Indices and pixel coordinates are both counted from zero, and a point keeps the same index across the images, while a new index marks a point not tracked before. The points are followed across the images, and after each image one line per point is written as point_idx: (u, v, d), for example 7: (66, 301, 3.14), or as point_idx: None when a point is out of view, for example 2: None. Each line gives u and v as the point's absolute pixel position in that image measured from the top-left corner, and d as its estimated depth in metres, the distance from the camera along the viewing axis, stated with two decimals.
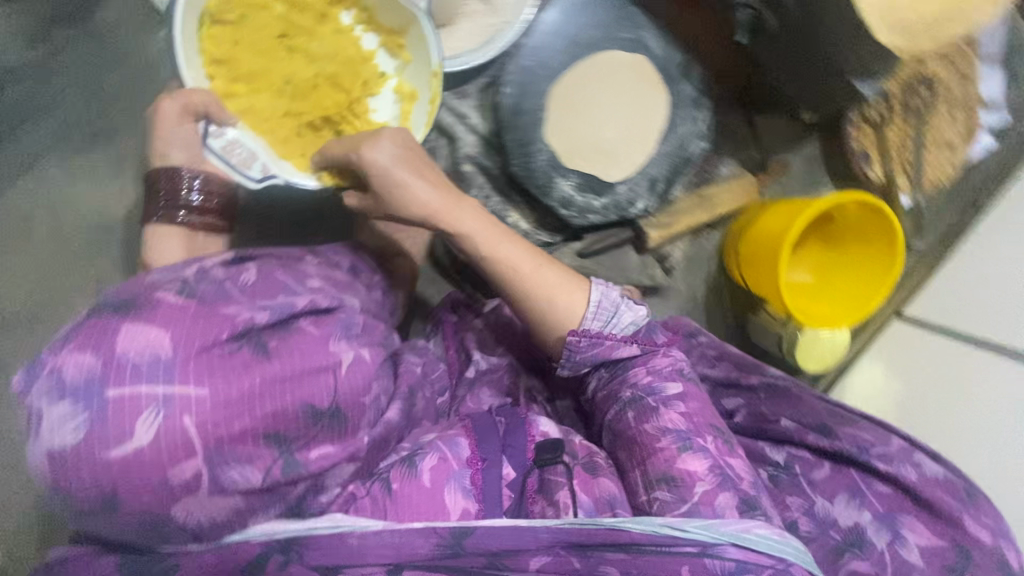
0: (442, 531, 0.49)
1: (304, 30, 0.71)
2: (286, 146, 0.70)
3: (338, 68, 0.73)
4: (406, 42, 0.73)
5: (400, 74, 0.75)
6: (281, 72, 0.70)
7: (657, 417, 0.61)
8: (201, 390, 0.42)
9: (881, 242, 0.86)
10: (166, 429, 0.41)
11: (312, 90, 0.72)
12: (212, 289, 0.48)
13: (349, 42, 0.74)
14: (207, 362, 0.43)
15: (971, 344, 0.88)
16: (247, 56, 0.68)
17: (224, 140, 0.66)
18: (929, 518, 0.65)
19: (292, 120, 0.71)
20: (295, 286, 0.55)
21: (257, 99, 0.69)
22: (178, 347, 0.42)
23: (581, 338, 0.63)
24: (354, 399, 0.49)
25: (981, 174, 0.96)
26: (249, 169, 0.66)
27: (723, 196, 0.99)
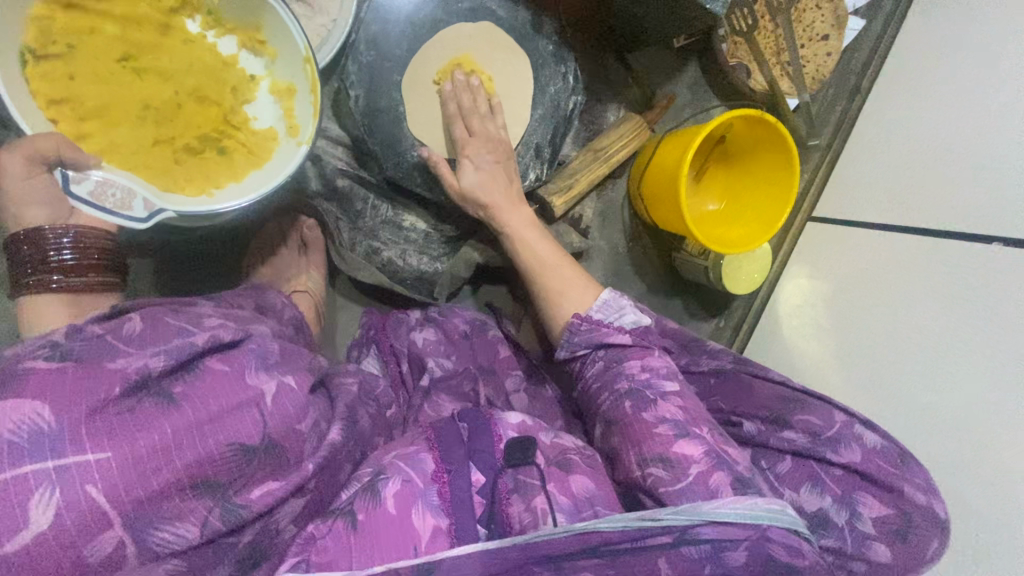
0: (403, 570, 0.45)
1: (143, 41, 0.59)
2: (171, 179, 0.60)
3: (199, 79, 0.62)
4: (267, 37, 0.63)
5: (272, 72, 0.65)
6: (134, 98, 0.59)
7: (655, 407, 0.63)
8: (103, 454, 0.34)
9: (782, 158, 0.99)
10: (67, 509, 0.33)
11: (179, 110, 0.61)
12: (91, 346, 0.38)
13: (204, 49, 0.63)
14: (101, 423, 0.35)
15: (887, 299, 0.93)
16: (90, 86, 0.57)
17: (92, 182, 0.54)
18: (876, 490, 0.68)
19: (165, 147, 0.60)
20: (194, 326, 0.43)
21: (116, 133, 0.58)
22: (60, 414, 0.33)
23: (581, 321, 0.72)
24: (289, 428, 0.42)
25: (851, 65, 1.13)
26: (132, 210, 0.54)
27: (614, 142, 1.05)
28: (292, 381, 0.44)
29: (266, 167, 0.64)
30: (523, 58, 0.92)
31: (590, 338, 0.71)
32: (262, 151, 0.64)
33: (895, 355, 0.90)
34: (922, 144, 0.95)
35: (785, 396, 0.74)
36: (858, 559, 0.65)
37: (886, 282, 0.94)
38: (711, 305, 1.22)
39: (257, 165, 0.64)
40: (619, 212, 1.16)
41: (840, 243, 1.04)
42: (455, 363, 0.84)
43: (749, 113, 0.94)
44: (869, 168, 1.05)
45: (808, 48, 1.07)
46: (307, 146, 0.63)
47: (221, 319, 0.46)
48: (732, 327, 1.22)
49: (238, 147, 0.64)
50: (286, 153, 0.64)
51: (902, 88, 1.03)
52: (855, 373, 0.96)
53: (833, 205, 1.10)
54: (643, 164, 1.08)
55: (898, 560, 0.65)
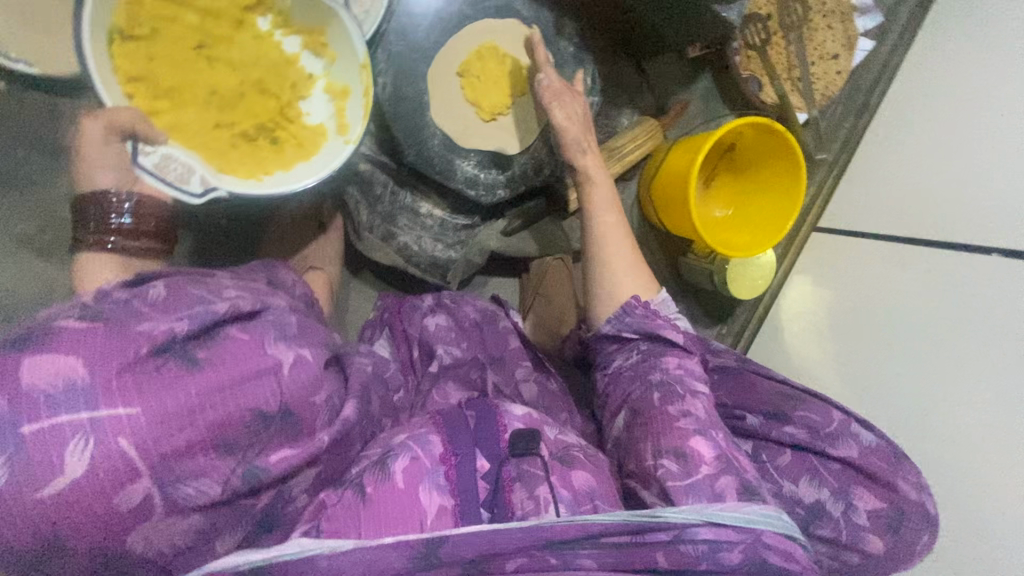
0: (414, 542, 0.45)
1: (218, 32, 0.62)
2: (225, 162, 0.62)
3: (263, 73, 0.64)
4: (330, 41, 0.64)
5: (330, 73, 0.66)
6: (204, 83, 0.61)
7: (682, 402, 0.64)
8: (133, 410, 0.35)
9: (789, 169, 1.01)
10: (101, 460, 0.34)
11: (241, 99, 0.63)
12: (120, 309, 0.39)
13: (271, 46, 0.64)
14: (131, 379, 0.35)
15: (887, 309, 0.94)
16: (167, 70, 0.59)
17: (158, 156, 0.57)
18: (871, 484, 0.69)
19: (225, 131, 0.62)
20: (213, 295, 0.43)
21: (184, 114, 0.60)
22: (94, 370, 0.35)
23: (638, 305, 0.73)
24: (305, 400, 0.43)
25: (868, 79, 1.14)
26: (188, 184, 0.57)
27: (627, 143, 1.06)
28: (308, 353, 0.44)
29: (312, 159, 0.65)
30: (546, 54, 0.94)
31: (642, 325, 0.72)
32: (310, 145, 0.66)
33: (890, 360, 0.92)
34: (923, 157, 0.97)
35: (787, 394, 0.75)
36: (851, 548, 0.67)
37: (887, 290, 0.95)
38: (712, 311, 1.22)
39: (305, 157, 0.65)
40: (627, 214, 1.18)
41: (840, 254, 1.06)
42: (464, 350, 0.85)
43: (759, 121, 0.95)
44: (875, 180, 1.06)
45: (818, 65, 1.08)
46: (354, 146, 0.64)
47: (241, 290, 0.47)
48: (734, 334, 1.22)
49: (289, 139, 0.65)
50: (332, 151, 0.65)
51: (908, 104, 1.05)
52: (852, 377, 0.97)
53: (836, 216, 1.11)
54: (654, 166, 1.09)
55: (887, 551, 0.67)
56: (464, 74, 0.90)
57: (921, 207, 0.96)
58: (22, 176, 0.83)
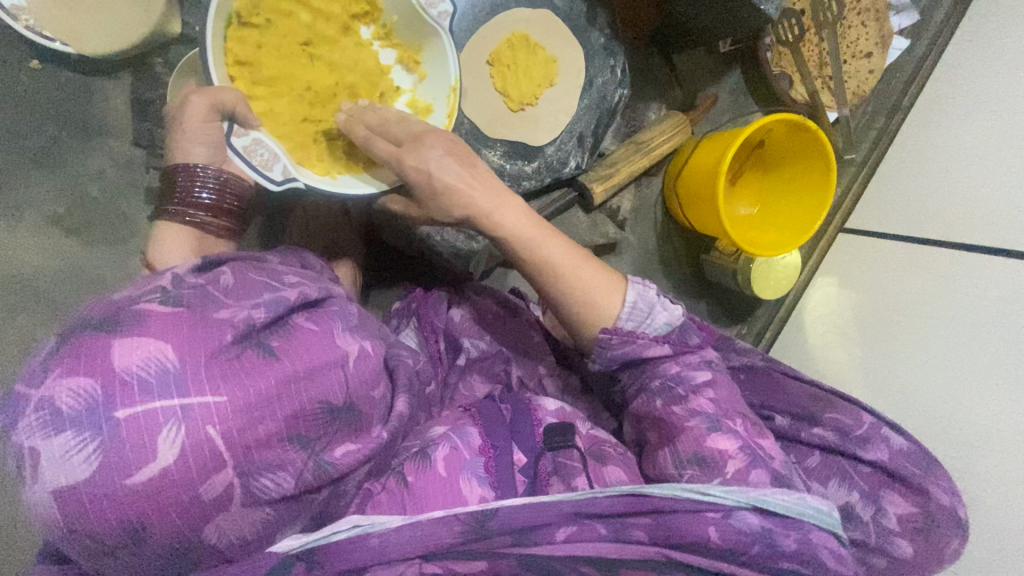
0: (463, 516, 0.44)
1: (324, 33, 0.61)
2: (307, 155, 0.61)
3: (357, 78, 0.63)
4: (426, 60, 0.67)
5: (416, 90, 0.68)
6: (302, 78, 0.61)
7: (687, 402, 0.63)
8: (219, 398, 0.34)
9: (822, 167, 0.99)
10: (190, 447, 0.34)
11: (331, 100, 0.62)
12: (197, 294, 0.38)
13: (369, 55, 0.65)
14: (215, 367, 0.35)
15: (918, 313, 0.94)
16: (271, 59, 0.58)
17: (249, 139, 0.56)
18: (903, 489, 0.69)
19: (311, 126, 0.62)
20: (278, 282, 0.43)
21: (276, 103, 0.59)
22: (183, 356, 0.34)
23: (612, 335, 0.63)
24: (365, 393, 0.42)
25: (901, 79, 1.13)
26: (270, 171, 0.56)
27: (656, 137, 1.05)
28: (370, 346, 0.44)
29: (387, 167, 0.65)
30: (578, 48, 0.94)
31: (624, 353, 0.64)
32: None
33: (902, 361, 0.94)
34: (943, 163, 0.99)
35: (815, 395, 0.75)
36: (878, 551, 0.67)
37: (917, 293, 0.95)
38: (734, 310, 1.23)
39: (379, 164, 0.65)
40: (652, 210, 1.17)
41: (863, 257, 1.06)
42: (489, 343, 0.85)
43: (790, 117, 0.94)
44: (905, 181, 1.05)
45: (851, 63, 1.07)
46: None
47: (300, 277, 0.46)
48: (754, 334, 1.22)
49: None
50: None
51: (938, 107, 1.05)
52: (873, 379, 0.97)
53: (860, 219, 1.11)
54: (681, 161, 1.08)
55: (919, 555, 0.67)
56: (494, 64, 0.89)
57: (936, 211, 0.97)
58: (54, 154, 0.82)
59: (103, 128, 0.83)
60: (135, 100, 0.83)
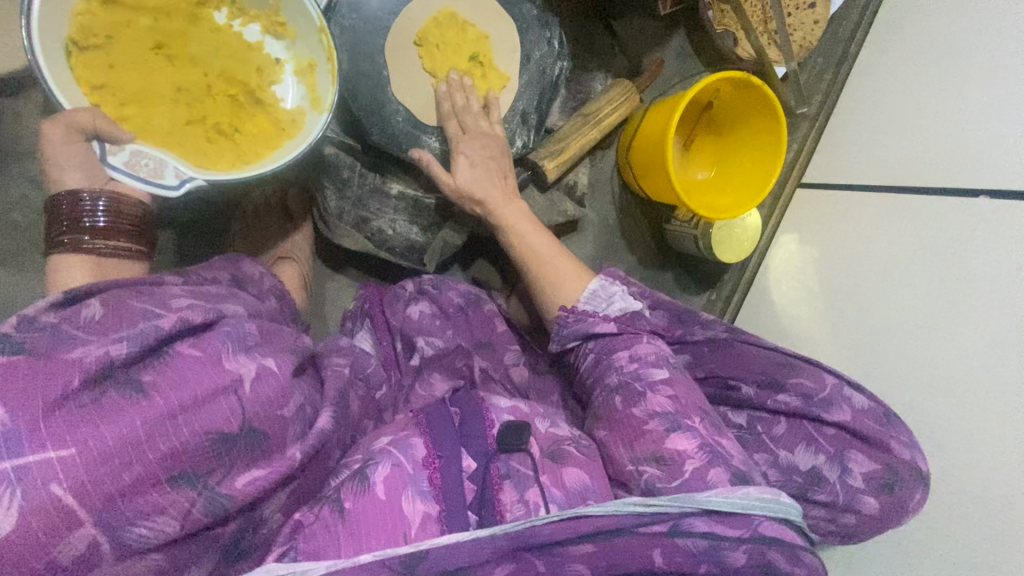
0: (391, 561, 0.45)
1: (172, 28, 0.57)
2: (206, 156, 0.57)
3: (226, 63, 0.60)
4: (288, 18, 0.61)
5: (295, 53, 0.63)
6: (167, 81, 0.57)
7: (645, 401, 0.61)
8: (67, 451, 0.33)
9: (761, 109, 0.97)
10: (31, 508, 0.32)
11: (210, 93, 0.59)
12: (46, 336, 0.36)
13: (230, 36, 0.60)
14: (62, 417, 0.33)
15: (877, 263, 0.91)
16: (128, 75, 0.55)
17: (128, 154, 0.53)
18: (863, 446, 0.68)
19: (198, 126, 0.58)
20: (160, 308, 0.41)
21: (153, 116, 0.56)
22: (16, 412, 0.32)
23: (568, 313, 0.69)
24: (270, 414, 0.41)
25: (849, 26, 1.11)
26: (163, 177, 0.53)
27: (605, 108, 1.01)
28: (273, 363, 0.42)
29: (293, 140, 0.61)
30: (507, 22, 0.89)
31: (578, 330, 0.68)
32: (290, 128, 0.62)
33: (912, 330, 0.84)
34: (942, 98, 0.88)
35: (778, 361, 0.72)
36: (847, 510, 0.67)
37: (874, 243, 0.93)
38: (700, 279, 1.21)
39: (286, 138, 0.62)
40: (608, 183, 1.15)
41: (844, 212, 0.99)
42: (447, 339, 0.82)
43: (736, 75, 0.91)
44: (857, 130, 1.03)
45: (795, 16, 1.05)
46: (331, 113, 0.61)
47: (193, 298, 0.44)
48: (723, 301, 1.21)
49: (265, 125, 0.61)
50: (313, 126, 0.62)
51: (885, 48, 1.01)
52: (846, 339, 0.93)
53: (840, 171, 1.04)
54: (633, 131, 1.05)
55: (885, 509, 0.66)
56: (421, 44, 0.84)
57: (932, 156, 0.88)
58: None
59: (15, 151, 0.79)
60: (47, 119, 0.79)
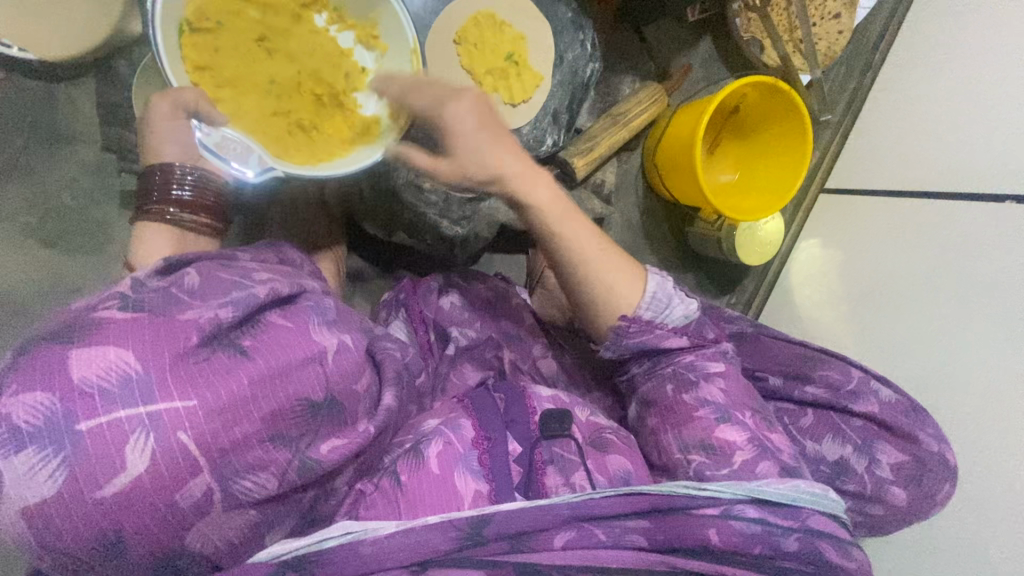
0: (459, 522, 0.46)
1: (278, 25, 0.61)
2: (283, 148, 0.60)
3: (318, 64, 0.63)
4: (382, 31, 0.64)
5: (382, 64, 0.65)
6: (263, 72, 0.60)
7: (698, 389, 0.62)
8: (190, 402, 0.35)
9: (791, 116, 0.99)
10: (162, 452, 0.34)
11: (298, 90, 0.62)
12: (160, 296, 0.38)
13: (327, 40, 0.63)
14: (184, 369, 0.35)
15: (904, 268, 0.92)
16: (229, 60, 0.59)
17: (218, 135, 0.58)
18: (893, 438, 0.69)
19: (281, 120, 0.61)
20: (247, 279, 0.43)
21: (243, 102, 0.59)
22: (147, 362, 0.34)
23: (631, 325, 0.60)
24: (349, 387, 0.42)
25: (873, 37, 1.13)
26: (246, 163, 0.58)
27: (634, 110, 1.03)
28: (349, 340, 0.44)
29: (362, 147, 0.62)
30: (542, 23, 0.92)
31: (641, 342, 0.62)
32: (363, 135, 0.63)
33: (938, 334, 0.85)
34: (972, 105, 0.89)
35: (804, 355, 0.74)
36: (875, 500, 0.68)
37: (899, 247, 0.94)
38: (721, 281, 1.23)
39: (357, 143, 0.63)
40: (634, 185, 1.16)
41: (869, 213, 1.01)
42: (478, 330, 0.84)
43: (762, 79, 0.93)
44: (880, 138, 1.05)
45: (821, 25, 1.07)
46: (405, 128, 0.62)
47: (271, 273, 0.46)
48: (744, 302, 1.23)
49: (343, 128, 0.63)
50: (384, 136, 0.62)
51: (911, 56, 1.03)
52: (871, 341, 0.95)
53: (864, 178, 1.05)
54: (659, 133, 1.08)
55: (913, 503, 0.67)
56: (460, 42, 0.87)
57: (954, 165, 0.90)
58: (27, 164, 0.80)
59: (70, 136, 0.81)
60: (102, 105, 0.81)
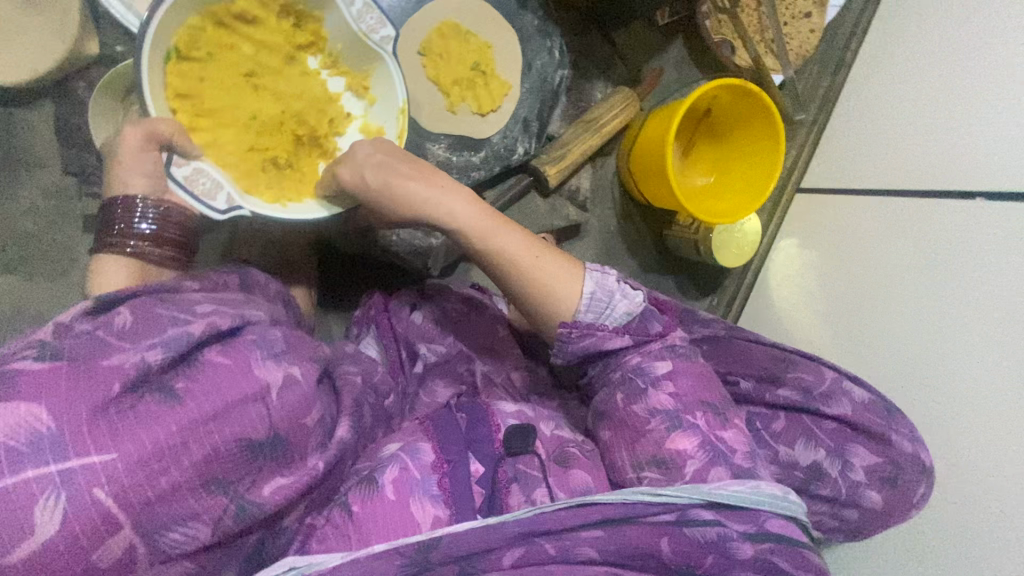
0: (404, 549, 0.46)
1: (268, 65, 0.63)
2: (255, 185, 0.61)
3: (304, 105, 0.65)
4: (373, 84, 0.66)
5: (368, 114, 0.68)
6: (246, 108, 0.62)
7: (647, 399, 0.59)
8: (109, 455, 0.36)
9: (766, 122, 0.98)
10: (73, 514, 0.35)
11: (279, 128, 0.64)
12: (83, 344, 0.39)
13: (315, 83, 0.66)
14: (103, 423, 0.36)
15: (886, 269, 0.91)
16: (214, 92, 0.60)
17: (189, 168, 0.57)
18: (867, 441, 0.69)
19: (258, 155, 0.62)
20: (186, 313, 0.44)
21: (222, 134, 0.61)
22: (62, 421, 0.35)
23: (571, 330, 0.60)
24: (296, 421, 0.44)
25: (845, 35, 1.13)
26: (214, 200, 0.57)
27: (605, 116, 1.01)
28: (298, 372, 0.45)
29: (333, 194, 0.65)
30: (509, 32, 0.92)
31: (585, 346, 0.61)
32: None
33: (911, 333, 0.85)
34: (941, 104, 0.89)
35: (777, 356, 0.73)
36: (851, 505, 0.68)
37: (875, 246, 0.93)
38: (701, 283, 1.22)
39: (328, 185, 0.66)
40: (610, 189, 1.16)
41: (845, 211, 1.00)
42: (450, 344, 0.83)
43: (735, 82, 0.93)
44: (853, 136, 1.05)
45: (792, 25, 1.06)
46: None
47: (215, 303, 0.47)
48: (724, 304, 1.22)
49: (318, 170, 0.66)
50: None
51: (887, 54, 1.02)
52: (847, 340, 0.94)
53: (840, 176, 1.05)
54: (633, 137, 1.06)
55: (887, 504, 0.68)
56: (425, 54, 0.86)
57: (937, 162, 0.88)
58: None
59: (29, 160, 0.80)
60: (58, 128, 0.80)
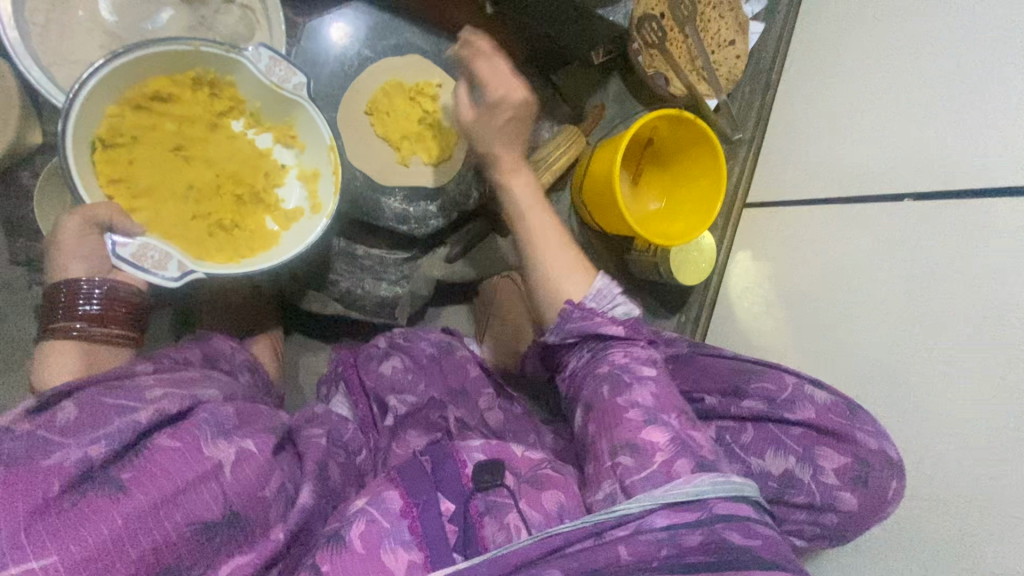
0: None
1: (194, 135, 0.64)
2: (203, 250, 0.62)
3: (238, 166, 0.66)
4: (298, 132, 0.66)
5: (301, 161, 0.68)
6: (181, 180, 0.63)
7: (629, 392, 0.61)
8: (46, 560, 0.36)
9: (699, 145, 1.03)
10: None
11: (217, 192, 0.65)
12: (24, 444, 0.40)
13: (244, 143, 0.66)
14: (42, 526, 0.36)
15: (825, 268, 0.94)
16: (146, 171, 0.61)
17: (135, 244, 0.55)
18: (832, 442, 0.70)
19: (201, 222, 0.63)
20: (136, 401, 0.45)
21: (161, 209, 0.62)
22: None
23: (574, 308, 0.66)
24: (253, 498, 0.45)
25: (767, 57, 1.20)
26: (167, 270, 0.56)
27: (553, 155, 1.05)
28: (252, 445, 0.47)
29: (287, 239, 0.66)
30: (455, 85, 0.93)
31: (583, 326, 0.66)
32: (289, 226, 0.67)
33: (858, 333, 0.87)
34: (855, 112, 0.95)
35: (739, 367, 0.77)
36: (828, 508, 0.69)
37: (819, 250, 0.96)
38: (667, 304, 1.26)
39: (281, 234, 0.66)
40: (568, 222, 1.19)
41: (790, 219, 1.05)
42: (420, 393, 0.82)
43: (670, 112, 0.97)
44: (788, 149, 1.10)
45: (719, 53, 1.12)
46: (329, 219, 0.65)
47: (166, 386, 0.48)
48: (691, 322, 1.25)
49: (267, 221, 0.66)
50: (307, 228, 0.66)
51: (809, 74, 1.09)
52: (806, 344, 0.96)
53: (779, 188, 1.10)
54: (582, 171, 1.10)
55: (862, 504, 0.68)
56: (371, 113, 0.89)
57: (864, 167, 0.91)
58: None
59: None
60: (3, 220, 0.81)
